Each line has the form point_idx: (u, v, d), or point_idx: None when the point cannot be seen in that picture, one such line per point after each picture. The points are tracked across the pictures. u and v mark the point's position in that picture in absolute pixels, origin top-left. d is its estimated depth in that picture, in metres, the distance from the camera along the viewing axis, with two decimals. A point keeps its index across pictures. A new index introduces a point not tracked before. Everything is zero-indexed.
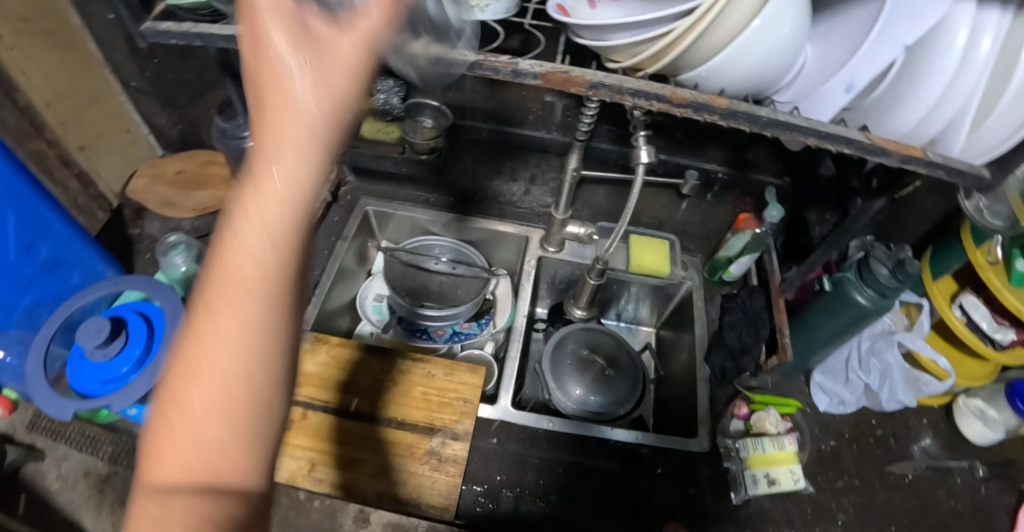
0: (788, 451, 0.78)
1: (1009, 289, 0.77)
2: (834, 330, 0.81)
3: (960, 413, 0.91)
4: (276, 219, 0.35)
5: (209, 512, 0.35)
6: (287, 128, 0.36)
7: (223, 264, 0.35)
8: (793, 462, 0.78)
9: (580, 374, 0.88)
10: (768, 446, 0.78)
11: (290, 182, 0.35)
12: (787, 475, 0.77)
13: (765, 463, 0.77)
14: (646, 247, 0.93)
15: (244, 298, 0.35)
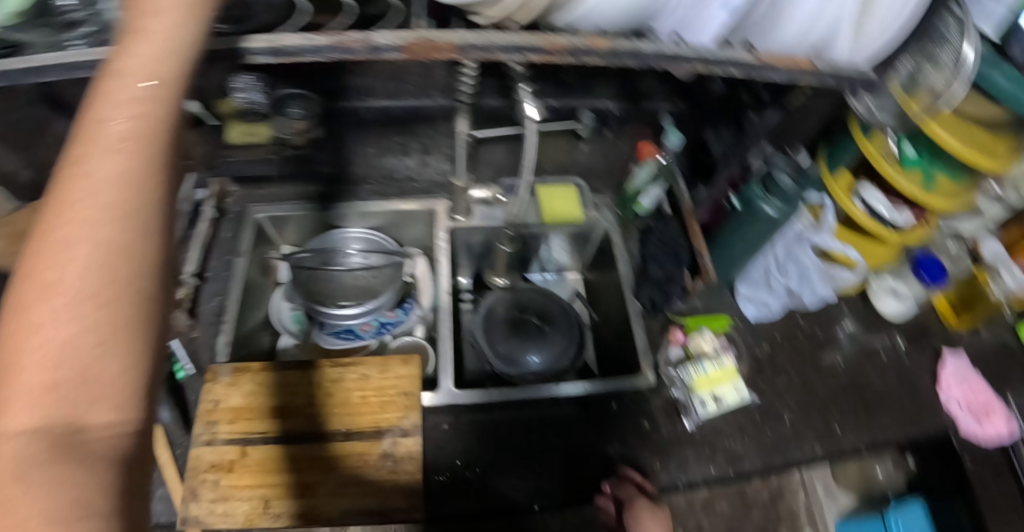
0: (727, 368, 0.84)
1: (903, 175, 0.81)
2: (752, 244, 0.83)
3: (874, 293, 0.98)
4: (123, 147, 0.36)
5: (72, 449, 0.29)
6: (119, 87, 0.38)
7: (65, 196, 0.34)
8: (734, 378, 0.83)
9: (515, 337, 0.86)
10: (709, 368, 0.83)
11: (133, 123, 0.37)
12: (731, 392, 0.83)
13: (710, 385, 0.82)
14: (554, 195, 0.94)
15: (100, 190, 0.34)
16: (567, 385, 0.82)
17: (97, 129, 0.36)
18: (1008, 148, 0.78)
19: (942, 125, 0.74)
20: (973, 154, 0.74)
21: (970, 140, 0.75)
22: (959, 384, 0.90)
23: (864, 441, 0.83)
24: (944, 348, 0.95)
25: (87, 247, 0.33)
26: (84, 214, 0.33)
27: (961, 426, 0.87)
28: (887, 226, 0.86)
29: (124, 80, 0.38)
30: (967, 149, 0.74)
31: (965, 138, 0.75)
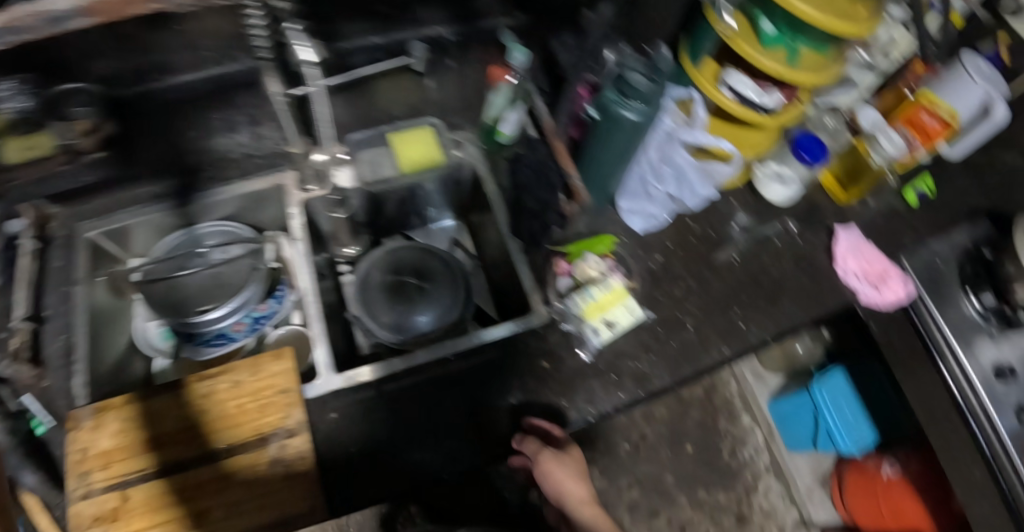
0: (615, 288, 0.79)
1: (761, 54, 0.76)
2: (619, 154, 0.76)
3: (760, 181, 0.96)
4: None
5: None
6: None
7: None
8: (625, 297, 0.78)
9: (395, 303, 0.81)
10: (596, 295, 0.78)
11: None
12: (623, 313, 0.78)
13: (598, 311, 0.77)
14: (409, 140, 0.86)
15: None
16: (495, 329, 0.77)
17: None
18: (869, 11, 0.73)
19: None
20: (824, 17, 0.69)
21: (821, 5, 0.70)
22: (853, 256, 0.93)
23: (770, 331, 0.84)
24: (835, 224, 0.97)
25: None
26: None
27: (860, 296, 0.91)
28: (755, 110, 0.81)
29: None
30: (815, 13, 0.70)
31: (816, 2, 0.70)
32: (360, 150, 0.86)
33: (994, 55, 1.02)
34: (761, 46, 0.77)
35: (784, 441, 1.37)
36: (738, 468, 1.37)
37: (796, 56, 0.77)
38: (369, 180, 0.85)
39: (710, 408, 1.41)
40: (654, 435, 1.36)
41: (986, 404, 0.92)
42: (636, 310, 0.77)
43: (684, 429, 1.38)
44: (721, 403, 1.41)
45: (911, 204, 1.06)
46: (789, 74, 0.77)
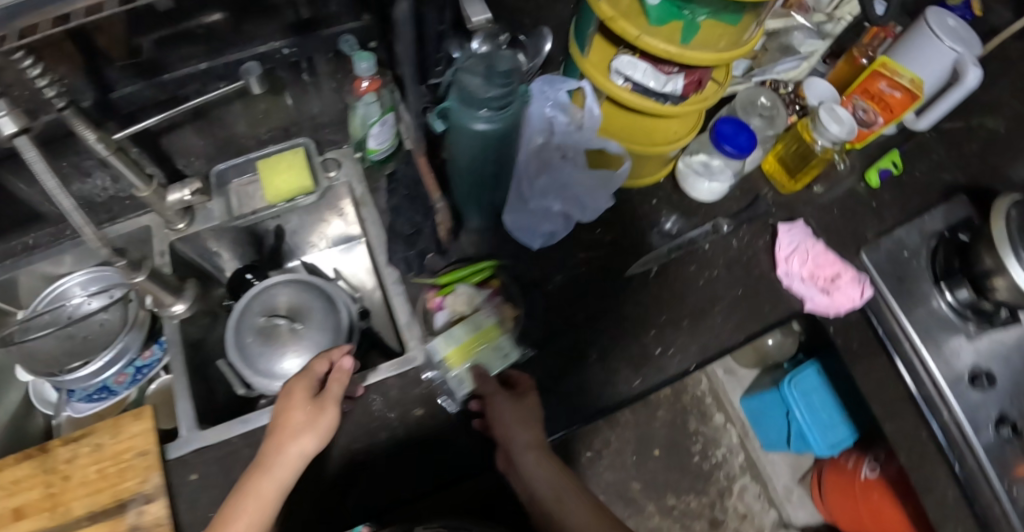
0: (488, 329, 0.68)
1: (646, 32, 0.62)
2: (488, 164, 0.65)
3: (685, 175, 0.82)
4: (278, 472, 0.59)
5: None
6: (292, 423, 0.60)
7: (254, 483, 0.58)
8: (499, 337, 0.68)
9: (269, 347, 0.76)
10: (464, 338, 0.67)
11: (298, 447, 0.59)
12: (494, 357, 0.68)
13: (465, 355, 0.67)
14: (278, 166, 0.78)
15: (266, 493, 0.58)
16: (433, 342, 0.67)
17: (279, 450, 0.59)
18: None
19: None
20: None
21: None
22: (800, 256, 0.81)
23: (693, 357, 0.74)
24: (780, 221, 0.85)
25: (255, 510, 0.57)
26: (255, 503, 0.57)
27: (808, 303, 0.79)
28: (653, 100, 0.69)
29: (296, 425, 0.60)
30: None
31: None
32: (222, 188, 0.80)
33: (964, 8, 0.91)
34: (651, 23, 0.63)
35: (761, 440, 1.27)
36: (711, 470, 1.28)
37: (692, 30, 0.62)
38: (235, 212, 0.80)
39: (679, 409, 1.32)
40: (619, 442, 1.28)
41: (958, 418, 0.83)
42: (511, 353, 0.69)
43: (652, 433, 1.29)
44: (690, 402, 1.32)
45: (872, 185, 0.94)
46: (680, 55, 0.63)
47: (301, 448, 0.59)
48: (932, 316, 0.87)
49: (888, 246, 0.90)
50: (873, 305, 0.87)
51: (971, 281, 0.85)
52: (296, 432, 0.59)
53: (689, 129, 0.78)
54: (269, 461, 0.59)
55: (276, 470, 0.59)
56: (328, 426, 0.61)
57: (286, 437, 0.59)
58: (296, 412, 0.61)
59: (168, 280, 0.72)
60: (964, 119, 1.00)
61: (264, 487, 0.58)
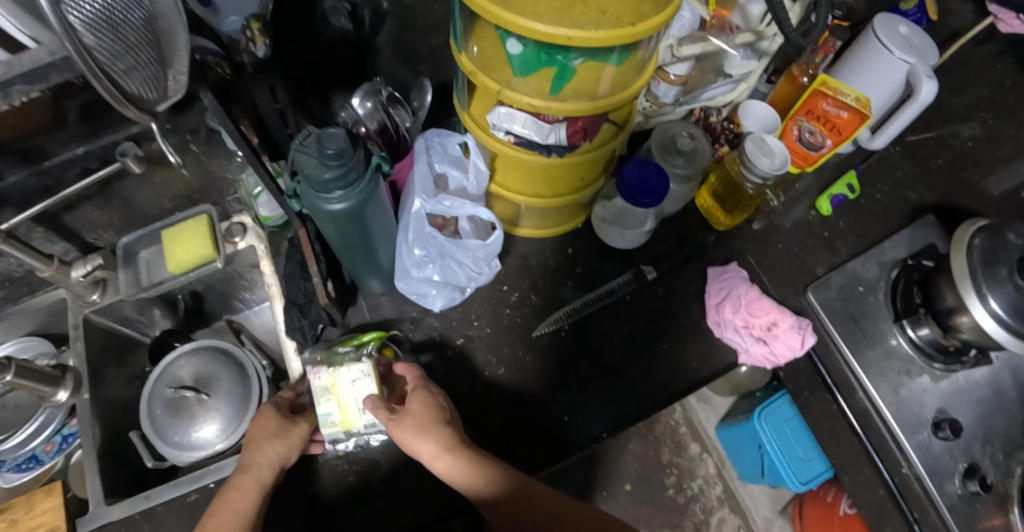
0: (332, 379, 0.63)
1: (509, 85, 0.58)
2: (360, 235, 0.62)
3: (601, 223, 0.79)
4: (260, 469, 0.60)
5: None
6: (270, 426, 0.63)
7: (242, 475, 0.59)
8: (344, 372, 0.63)
9: (179, 419, 0.75)
10: (332, 407, 0.63)
11: (279, 450, 0.62)
12: (366, 386, 0.63)
13: (344, 409, 0.63)
14: (180, 235, 0.77)
15: (248, 489, 0.59)
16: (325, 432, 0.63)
17: (261, 449, 0.61)
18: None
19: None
20: (582, 22, 0.51)
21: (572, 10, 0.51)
22: (732, 303, 0.74)
23: (606, 424, 0.70)
24: (713, 264, 0.79)
25: (238, 502, 0.58)
26: (240, 492, 0.58)
27: (741, 354, 0.74)
28: (537, 152, 0.64)
29: (274, 428, 0.63)
30: (557, 28, 0.51)
31: (560, 8, 0.50)
32: (128, 257, 0.80)
33: (919, 12, 0.83)
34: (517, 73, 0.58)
35: (736, 471, 1.22)
36: (687, 503, 1.23)
37: (564, 77, 0.57)
38: (143, 282, 0.79)
39: (651, 440, 1.27)
40: (588, 477, 1.24)
41: (919, 472, 0.74)
42: (364, 367, 0.63)
43: (623, 466, 1.25)
44: (663, 432, 1.28)
45: (824, 212, 0.87)
46: (547, 108, 0.58)
47: (278, 451, 0.62)
48: (889, 357, 0.79)
49: (839, 281, 0.82)
50: (819, 349, 0.81)
51: (933, 319, 0.76)
52: (268, 437, 0.62)
53: (597, 175, 0.73)
54: (246, 466, 0.61)
55: (256, 474, 0.60)
56: (300, 436, 0.64)
57: (259, 441, 0.62)
58: (271, 418, 0.64)
59: (43, 373, 0.71)
60: (934, 129, 0.90)
61: (248, 485, 0.59)
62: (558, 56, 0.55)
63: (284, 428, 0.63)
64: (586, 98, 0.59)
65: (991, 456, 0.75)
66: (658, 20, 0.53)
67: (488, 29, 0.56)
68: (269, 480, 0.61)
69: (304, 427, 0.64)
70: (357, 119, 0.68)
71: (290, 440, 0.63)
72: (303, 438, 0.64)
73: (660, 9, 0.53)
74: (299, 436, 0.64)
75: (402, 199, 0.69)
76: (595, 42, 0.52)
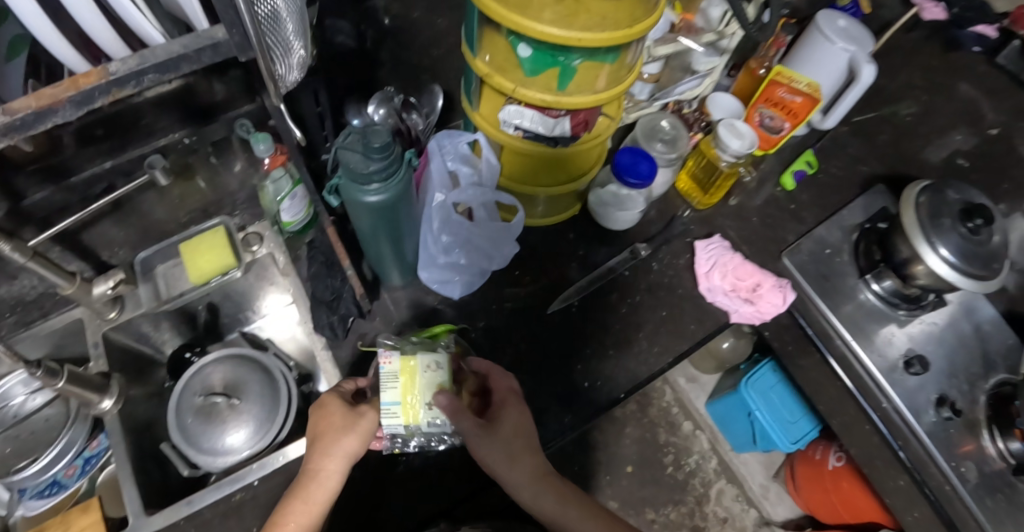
0: (400, 366, 0.63)
1: (520, 86, 0.65)
2: (390, 228, 0.67)
3: (603, 213, 0.84)
4: (331, 470, 0.64)
5: None
6: (337, 425, 0.65)
7: (315, 475, 0.64)
8: (416, 362, 0.64)
9: (211, 425, 0.77)
10: (398, 395, 0.62)
11: (347, 452, 0.64)
12: (434, 378, 0.64)
13: (412, 404, 0.63)
14: (200, 247, 0.80)
15: (322, 486, 0.63)
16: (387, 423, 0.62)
17: (332, 447, 0.64)
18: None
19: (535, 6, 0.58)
20: (587, 26, 0.59)
21: (577, 17, 0.58)
22: (720, 270, 0.83)
23: (622, 387, 0.77)
24: (698, 238, 0.88)
25: (311, 500, 0.63)
26: (313, 490, 0.63)
27: (733, 315, 0.82)
28: (544, 144, 0.71)
29: (340, 425, 0.65)
30: (567, 31, 0.58)
31: (566, 14, 0.58)
32: (147, 272, 0.82)
33: (853, 8, 0.95)
34: (526, 75, 0.65)
35: (729, 443, 1.29)
36: (686, 479, 1.30)
37: (567, 76, 0.64)
38: (163, 296, 0.81)
39: (647, 423, 1.33)
40: (591, 464, 1.28)
41: (898, 406, 0.84)
42: (439, 358, 0.65)
43: (623, 449, 1.31)
44: (657, 414, 1.34)
45: (788, 188, 0.97)
46: (556, 102, 0.66)
47: (347, 446, 0.64)
48: (861, 309, 0.89)
49: (809, 247, 0.92)
50: (798, 309, 0.90)
51: (893, 271, 0.87)
52: (337, 435, 0.65)
53: (593, 163, 0.81)
54: (319, 462, 0.64)
55: (324, 477, 0.64)
56: (369, 428, 0.65)
57: (328, 440, 0.64)
58: (338, 416, 0.65)
59: (89, 381, 0.71)
60: (876, 109, 1.02)
61: (316, 490, 0.63)
62: (561, 57, 0.62)
63: (352, 428, 0.65)
64: (587, 92, 0.67)
65: (957, 387, 0.86)
66: (648, 23, 0.62)
67: (498, 37, 0.63)
68: (341, 477, 0.64)
69: (372, 419, 0.66)
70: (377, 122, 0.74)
71: (357, 442, 0.65)
72: (370, 431, 0.66)
73: (648, 14, 0.62)
74: (365, 434, 0.65)
75: (421, 195, 0.75)
76: (600, 43, 0.60)
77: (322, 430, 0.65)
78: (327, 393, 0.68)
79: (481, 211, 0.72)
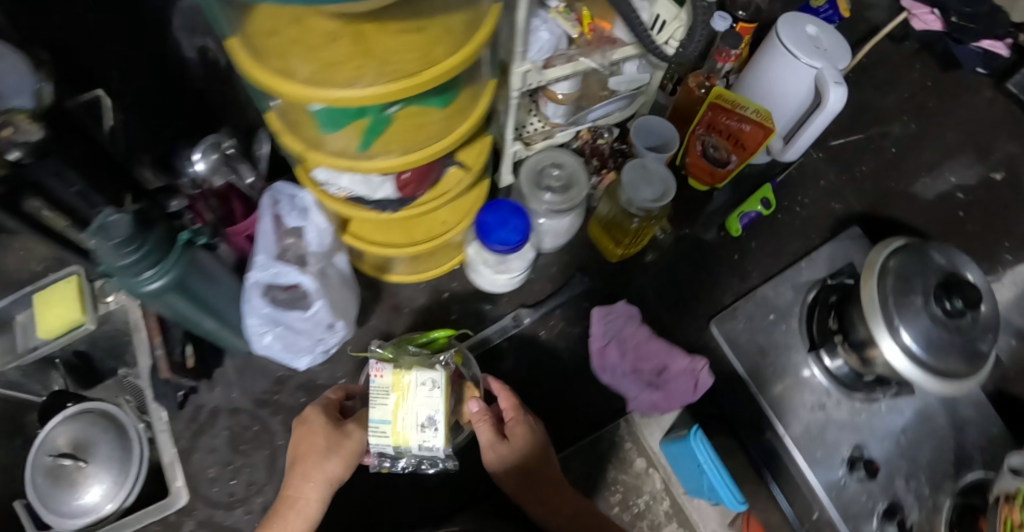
0: (395, 384, 0.57)
1: (308, 147, 0.51)
2: (201, 312, 0.61)
3: (477, 269, 0.70)
4: (316, 492, 0.59)
5: None
6: (320, 445, 0.60)
7: (299, 494, 0.59)
8: (411, 378, 0.57)
9: (68, 484, 0.72)
10: (387, 414, 0.56)
11: (330, 476, 0.60)
12: (435, 393, 0.57)
13: (405, 426, 0.56)
14: (50, 299, 0.74)
15: (307, 508, 0.59)
16: (378, 441, 0.57)
17: (317, 470, 0.59)
18: (453, 26, 0.46)
19: (306, 47, 0.45)
20: (358, 76, 0.44)
21: (347, 62, 0.44)
22: (620, 346, 0.71)
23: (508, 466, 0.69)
24: (600, 304, 0.74)
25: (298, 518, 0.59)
26: (298, 509, 0.59)
27: (631, 401, 0.70)
28: (369, 210, 0.57)
29: (321, 447, 0.60)
30: (320, 88, 0.43)
31: (327, 66, 0.44)
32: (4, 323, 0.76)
33: (830, 10, 0.76)
34: (321, 130, 0.51)
35: None
36: None
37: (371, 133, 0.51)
38: (16, 349, 0.75)
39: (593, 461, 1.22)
40: None
41: (832, 517, 0.69)
42: (434, 377, 0.57)
43: None
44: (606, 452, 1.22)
45: (735, 233, 0.81)
46: (351, 168, 0.51)
47: (328, 471, 0.59)
48: (801, 390, 0.74)
49: (746, 311, 0.77)
50: (727, 389, 0.75)
51: (848, 349, 0.70)
52: (318, 458, 0.60)
53: (463, 215, 0.68)
54: (298, 485, 0.60)
55: (303, 504, 0.59)
56: (353, 450, 0.61)
57: (309, 464, 0.59)
58: (321, 436, 0.60)
59: None
60: (858, 133, 0.84)
61: (297, 511, 0.59)
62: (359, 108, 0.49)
63: (336, 451, 0.60)
64: (398, 150, 0.51)
65: (914, 493, 0.70)
66: (446, 68, 0.44)
67: None
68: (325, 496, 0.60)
69: (358, 440, 0.61)
70: (200, 175, 0.66)
71: (343, 466, 0.60)
72: (354, 456, 0.61)
73: (456, 48, 0.44)
74: (349, 458, 0.61)
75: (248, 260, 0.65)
76: (369, 101, 0.43)
77: (302, 451, 0.60)
78: (308, 408, 0.63)
79: (292, 290, 0.60)
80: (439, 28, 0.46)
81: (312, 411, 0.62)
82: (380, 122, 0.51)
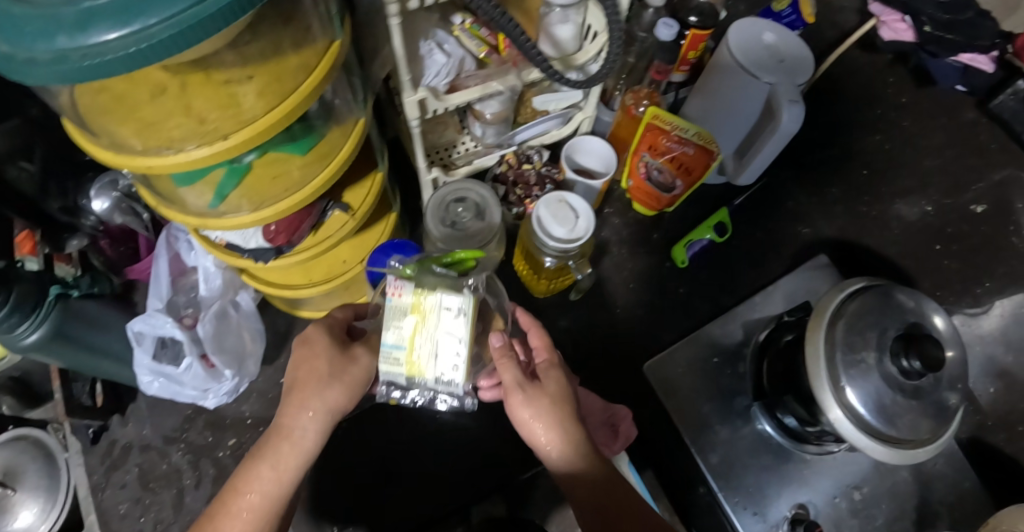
0: (414, 305, 0.39)
1: (161, 202, 0.48)
2: (97, 359, 0.60)
3: None
4: (313, 423, 0.43)
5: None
6: (319, 365, 0.44)
7: (287, 427, 0.43)
8: (436, 300, 0.39)
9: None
10: (400, 340, 0.38)
11: (327, 408, 0.43)
12: (462, 323, 0.39)
13: (419, 358, 0.39)
14: None
15: (296, 450, 0.42)
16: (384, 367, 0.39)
17: (315, 394, 0.43)
18: (285, 73, 0.41)
19: (127, 106, 0.41)
20: (174, 139, 0.40)
21: (164, 123, 0.40)
22: None
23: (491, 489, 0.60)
24: None
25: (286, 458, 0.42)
26: (283, 448, 0.42)
27: None
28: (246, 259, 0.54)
29: (319, 366, 0.44)
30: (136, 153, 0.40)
31: (147, 126, 0.40)
32: None
33: (793, 14, 0.71)
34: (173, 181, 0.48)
35: None
36: None
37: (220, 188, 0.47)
38: None
39: None
40: None
41: None
42: (462, 303, 0.39)
43: None
44: None
45: (680, 264, 0.73)
46: (203, 223, 0.48)
47: (331, 397, 0.43)
48: None
49: (687, 353, 0.70)
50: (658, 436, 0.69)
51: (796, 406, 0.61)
52: (318, 384, 0.43)
53: (364, 253, 0.63)
54: (287, 416, 0.43)
55: (296, 440, 0.43)
56: (361, 379, 0.45)
57: (306, 388, 0.43)
58: (318, 355, 0.44)
59: None
60: (815, 155, 0.78)
61: (285, 452, 0.42)
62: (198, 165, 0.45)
63: (337, 375, 0.44)
64: (253, 204, 0.48)
65: None
66: (271, 121, 0.40)
67: None
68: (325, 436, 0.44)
69: (367, 368, 0.46)
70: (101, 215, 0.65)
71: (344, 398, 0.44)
72: (361, 387, 0.45)
73: (281, 100, 0.41)
74: (355, 389, 0.45)
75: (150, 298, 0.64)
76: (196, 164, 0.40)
77: (294, 374, 0.44)
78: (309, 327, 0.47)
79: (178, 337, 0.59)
80: (270, 75, 0.41)
81: (309, 329, 0.46)
82: (233, 172, 0.47)
